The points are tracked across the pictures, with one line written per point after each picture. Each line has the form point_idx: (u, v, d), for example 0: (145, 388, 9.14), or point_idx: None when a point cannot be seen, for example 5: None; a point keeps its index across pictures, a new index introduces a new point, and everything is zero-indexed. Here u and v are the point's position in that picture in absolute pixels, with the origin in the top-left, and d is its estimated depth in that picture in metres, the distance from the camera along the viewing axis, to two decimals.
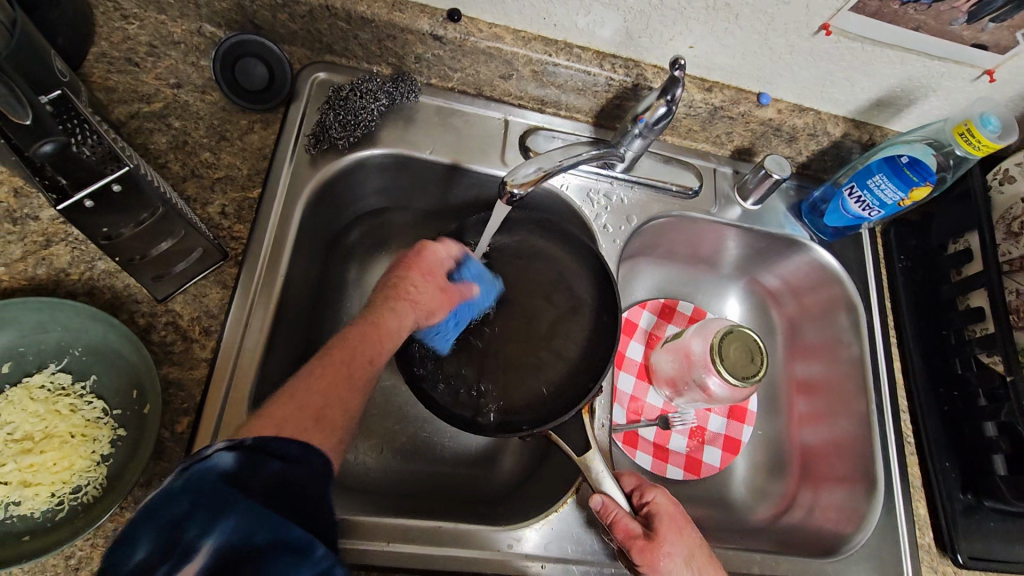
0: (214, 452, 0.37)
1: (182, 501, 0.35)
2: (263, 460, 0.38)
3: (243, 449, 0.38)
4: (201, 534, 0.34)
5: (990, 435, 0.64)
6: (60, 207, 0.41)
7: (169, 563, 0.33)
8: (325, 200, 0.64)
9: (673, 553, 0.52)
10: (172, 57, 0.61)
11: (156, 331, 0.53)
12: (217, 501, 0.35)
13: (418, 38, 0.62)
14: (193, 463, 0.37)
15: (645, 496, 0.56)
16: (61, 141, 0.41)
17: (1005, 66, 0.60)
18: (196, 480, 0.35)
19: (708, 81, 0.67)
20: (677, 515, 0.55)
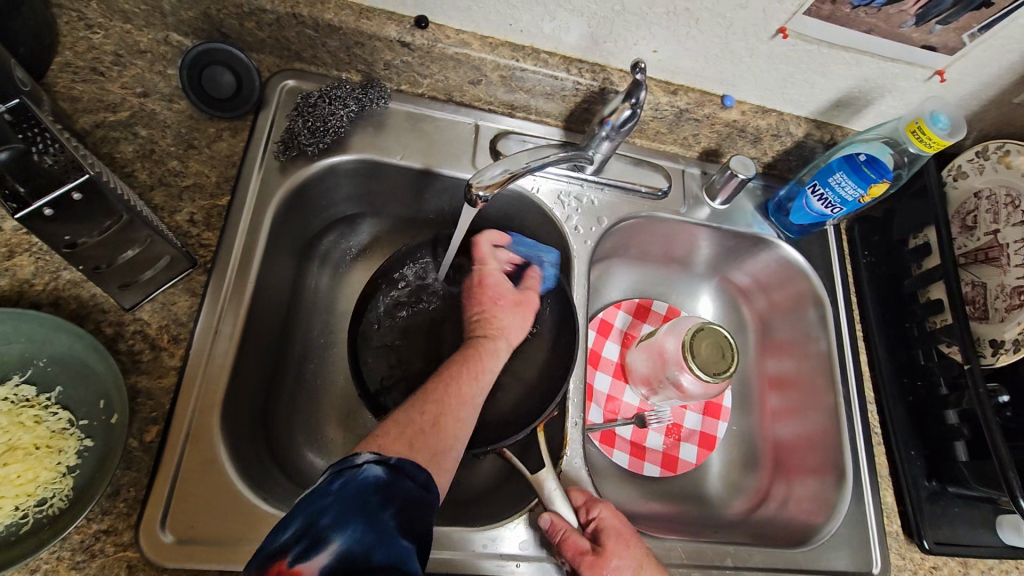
0: (365, 463, 0.41)
1: (330, 494, 0.38)
2: (405, 483, 0.41)
3: (389, 466, 0.41)
4: (334, 528, 0.36)
5: (951, 422, 0.66)
6: (20, 215, 0.41)
7: (301, 545, 0.35)
8: (295, 207, 0.64)
9: (620, 566, 0.52)
10: (138, 66, 0.61)
11: (124, 340, 0.53)
12: (352, 507, 0.37)
13: (386, 44, 0.62)
14: (347, 467, 0.40)
15: (592, 511, 0.56)
16: (18, 149, 0.42)
17: (954, 66, 0.63)
18: (348, 481, 0.39)
19: (673, 85, 0.69)
20: (623, 531, 0.55)
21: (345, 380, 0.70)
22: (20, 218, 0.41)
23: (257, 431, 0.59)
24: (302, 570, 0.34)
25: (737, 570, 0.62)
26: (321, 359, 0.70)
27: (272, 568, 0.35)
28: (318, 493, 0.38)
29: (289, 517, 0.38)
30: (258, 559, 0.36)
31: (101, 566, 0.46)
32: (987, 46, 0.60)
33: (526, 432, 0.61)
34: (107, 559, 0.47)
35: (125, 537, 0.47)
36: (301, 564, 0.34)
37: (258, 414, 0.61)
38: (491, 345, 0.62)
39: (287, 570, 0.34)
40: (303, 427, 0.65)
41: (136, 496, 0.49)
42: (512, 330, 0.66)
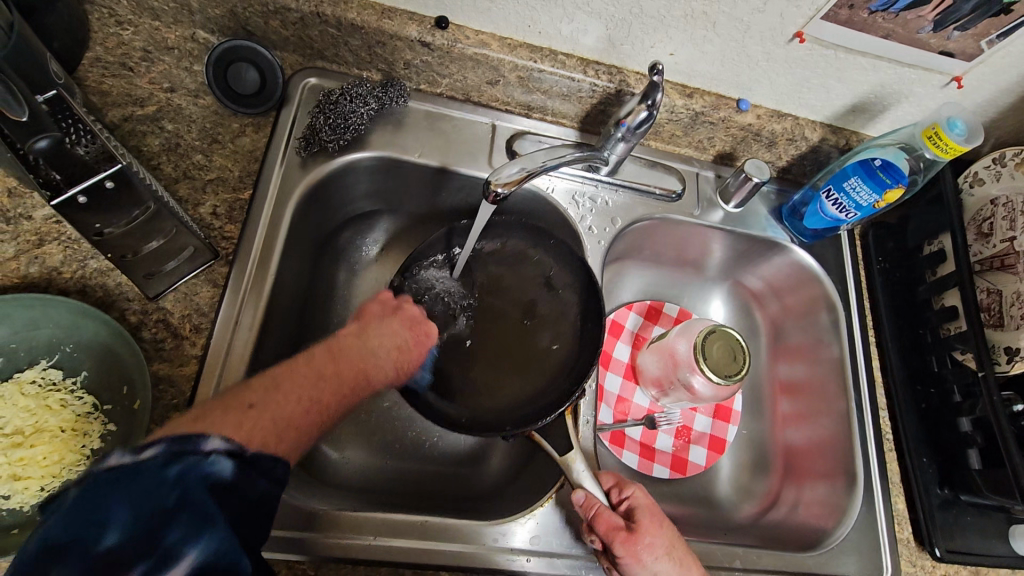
0: (213, 453, 0.37)
1: (169, 493, 0.34)
2: (254, 482, 0.39)
3: (241, 460, 0.38)
4: (184, 543, 0.34)
5: (965, 429, 0.66)
6: (53, 203, 0.42)
7: (149, 562, 0.33)
8: (315, 203, 0.65)
9: (655, 544, 0.52)
10: (166, 62, 0.63)
11: (147, 328, 0.54)
12: (203, 509, 0.35)
13: (407, 44, 0.63)
14: (190, 454, 0.36)
15: (624, 491, 0.57)
16: (56, 137, 0.43)
17: (972, 72, 0.63)
18: (189, 477, 0.35)
19: (690, 88, 0.69)
20: (655, 510, 0.55)
21: None
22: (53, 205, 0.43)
23: None
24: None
25: (745, 572, 0.62)
26: None
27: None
28: (150, 483, 0.34)
29: (110, 508, 0.33)
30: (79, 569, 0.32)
31: None
32: (1005, 53, 0.60)
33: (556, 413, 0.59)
34: None
35: None
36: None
37: None
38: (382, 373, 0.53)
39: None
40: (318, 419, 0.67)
41: None
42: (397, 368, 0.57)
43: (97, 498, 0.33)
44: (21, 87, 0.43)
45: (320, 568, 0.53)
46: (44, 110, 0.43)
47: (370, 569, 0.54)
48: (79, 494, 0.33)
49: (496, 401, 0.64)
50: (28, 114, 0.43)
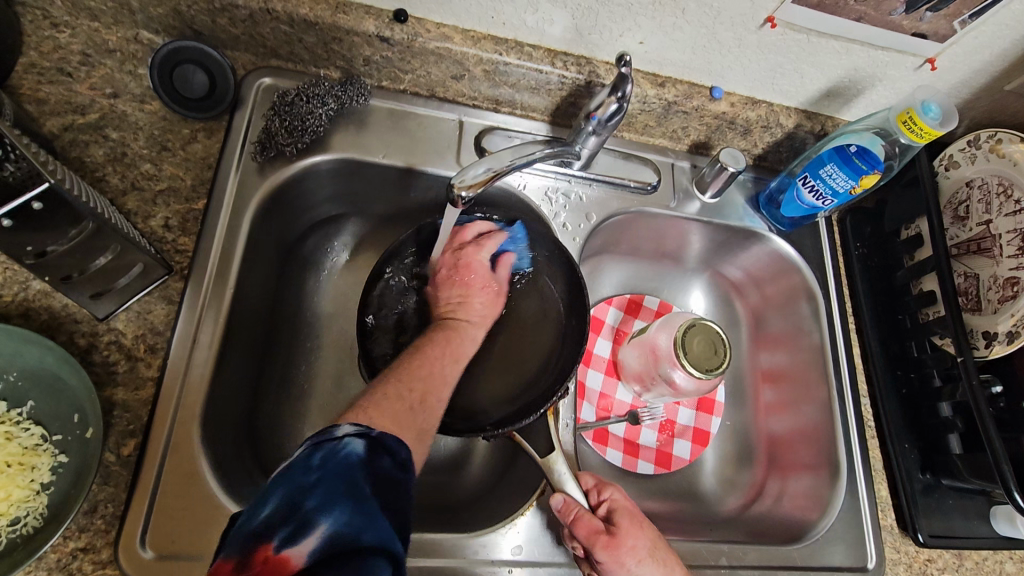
0: (346, 435, 0.38)
1: (311, 473, 0.35)
2: (383, 461, 0.38)
3: (370, 438, 0.38)
4: (319, 511, 0.34)
5: (945, 414, 0.66)
6: None
7: (287, 529, 0.33)
8: (276, 209, 0.63)
9: (637, 546, 0.51)
10: (107, 66, 0.59)
11: (98, 351, 0.51)
12: (339, 486, 0.35)
13: (365, 40, 0.60)
14: (327, 440, 0.37)
15: (602, 493, 0.55)
16: None
17: (945, 54, 0.62)
18: (331, 455, 0.36)
19: (661, 77, 0.67)
20: (636, 511, 0.53)
21: (332, 385, 0.68)
22: None
23: (241, 440, 0.58)
24: (290, 556, 0.32)
25: (732, 569, 0.61)
26: (308, 363, 0.69)
27: (255, 554, 0.32)
28: (298, 465, 0.36)
29: (267, 492, 0.35)
30: (237, 542, 0.33)
31: None
32: (979, 33, 0.59)
33: (536, 415, 0.56)
34: None
35: (104, 555, 0.46)
36: (289, 549, 0.32)
37: (243, 420, 0.59)
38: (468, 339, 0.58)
39: (272, 556, 0.32)
40: (290, 435, 0.64)
41: (114, 513, 0.47)
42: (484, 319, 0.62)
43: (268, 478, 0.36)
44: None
45: None
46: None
47: None
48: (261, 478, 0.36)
49: (475, 400, 0.62)
50: None
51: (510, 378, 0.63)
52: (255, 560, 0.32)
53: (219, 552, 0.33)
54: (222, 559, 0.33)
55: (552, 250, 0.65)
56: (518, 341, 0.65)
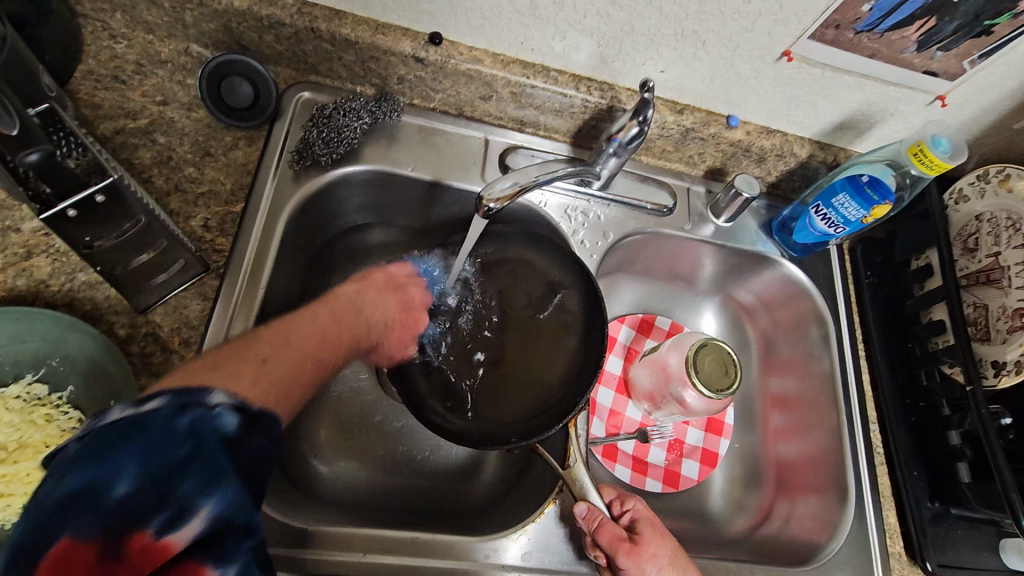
0: (219, 406, 0.37)
1: (180, 445, 0.34)
2: (259, 440, 0.38)
3: (246, 417, 0.38)
4: (198, 495, 0.33)
5: (955, 443, 0.66)
6: (43, 216, 0.43)
7: (164, 513, 0.32)
8: (308, 215, 0.65)
9: (659, 554, 0.53)
10: (159, 75, 0.63)
11: (136, 342, 0.53)
12: (216, 465, 0.34)
13: (400, 59, 0.64)
14: (197, 405, 0.36)
15: (626, 504, 0.57)
16: (47, 150, 0.43)
17: (955, 91, 0.64)
18: (199, 427, 0.35)
19: (680, 104, 0.70)
20: (657, 522, 0.56)
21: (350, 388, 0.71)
22: (43, 219, 0.43)
23: None
24: (170, 542, 0.32)
25: None
26: None
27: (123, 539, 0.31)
28: (159, 432, 0.34)
29: (122, 462, 0.32)
30: (92, 519, 0.31)
31: None
32: (988, 72, 0.62)
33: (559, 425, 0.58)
34: None
35: None
36: (167, 536, 0.32)
37: None
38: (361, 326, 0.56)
39: (148, 543, 0.32)
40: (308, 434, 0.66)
41: None
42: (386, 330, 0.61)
43: (101, 447, 0.32)
44: (14, 100, 0.42)
45: None
46: (37, 123, 0.43)
47: None
48: (84, 447, 0.32)
49: (500, 413, 0.63)
50: (20, 128, 0.42)
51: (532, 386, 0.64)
52: (128, 548, 0.31)
53: (54, 533, 0.30)
54: (72, 539, 0.30)
55: (570, 264, 0.68)
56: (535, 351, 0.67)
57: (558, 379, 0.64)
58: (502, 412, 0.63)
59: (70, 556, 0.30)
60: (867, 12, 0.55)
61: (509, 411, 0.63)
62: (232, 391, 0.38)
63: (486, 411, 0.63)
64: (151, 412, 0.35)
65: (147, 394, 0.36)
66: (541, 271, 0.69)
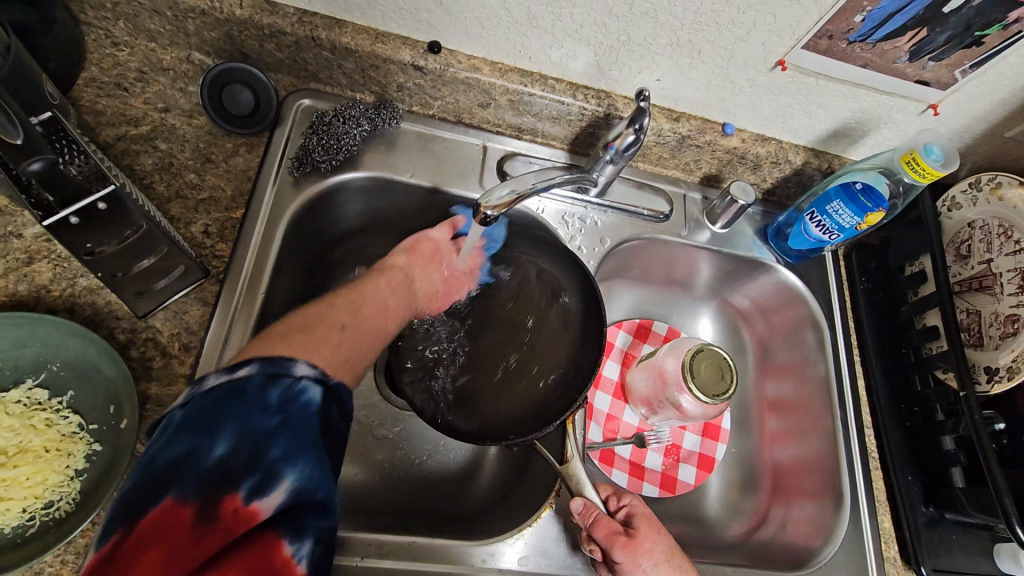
0: (304, 379, 0.41)
1: (272, 415, 0.38)
2: (333, 415, 0.41)
3: (326, 388, 0.42)
4: (283, 461, 0.37)
5: (948, 448, 0.67)
6: (45, 223, 0.43)
7: (255, 477, 0.36)
8: (307, 221, 0.66)
9: (654, 549, 0.54)
10: (161, 83, 0.64)
11: (136, 347, 0.54)
12: (302, 437, 0.38)
13: (399, 67, 0.65)
14: (285, 378, 0.40)
15: (622, 499, 0.58)
16: (50, 160, 0.43)
17: (947, 100, 0.65)
18: (288, 406, 0.39)
19: (676, 112, 0.71)
20: (653, 516, 0.57)
21: None
22: (47, 226, 0.43)
23: None
24: (258, 507, 0.35)
25: None
26: None
27: (221, 501, 0.34)
28: (255, 402, 0.38)
29: (220, 428, 0.36)
30: (193, 481, 0.34)
31: None
32: (979, 82, 0.62)
33: (554, 425, 0.57)
34: None
35: None
36: (256, 500, 0.35)
37: None
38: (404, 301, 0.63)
39: (240, 506, 0.35)
40: None
41: None
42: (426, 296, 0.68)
43: (207, 414, 0.37)
44: (15, 109, 0.42)
45: None
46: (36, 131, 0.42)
47: None
48: (188, 413, 0.37)
49: (503, 410, 0.65)
50: (24, 137, 0.42)
51: (535, 385, 0.65)
52: (222, 510, 0.34)
53: (166, 489, 0.34)
54: (177, 500, 0.33)
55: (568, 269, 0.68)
56: (534, 353, 0.68)
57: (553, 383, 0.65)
58: (504, 410, 0.65)
59: (175, 514, 0.33)
60: (860, 23, 0.56)
61: (510, 409, 0.65)
62: (313, 363, 0.42)
63: (485, 415, 0.64)
64: (245, 379, 0.39)
65: (239, 362, 0.40)
66: (539, 277, 0.70)
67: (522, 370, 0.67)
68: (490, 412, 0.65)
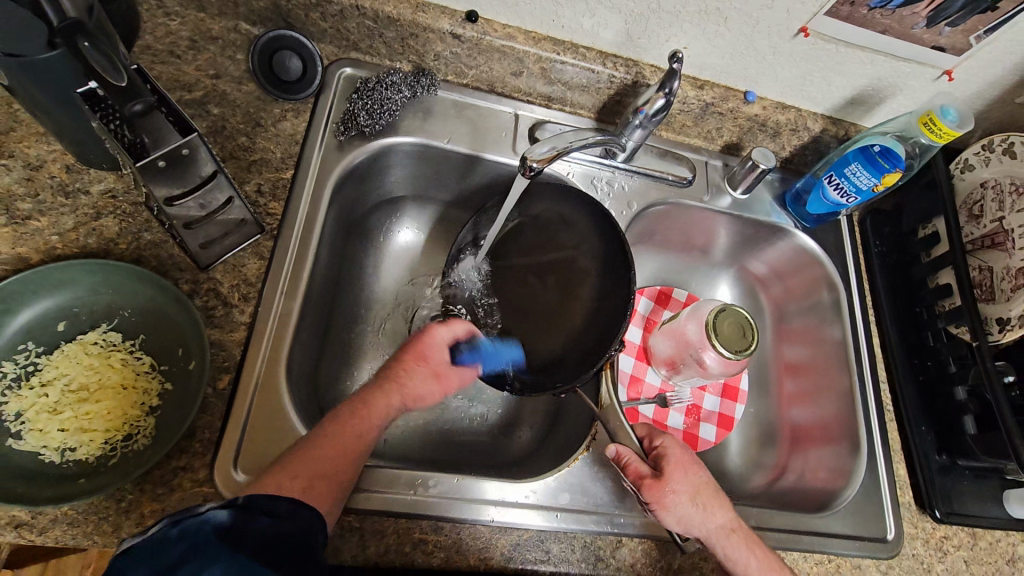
0: (208, 509, 0.41)
1: (175, 547, 0.39)
2: (258, 519, 0.41)
3: (236, 508, 0.41)
4: None
5: (960, 398, 0.71)
6: (139, 163, 0.47)
7: None
8: (351, 183, 0.69)
9: (679, 490, 0.57)
10: (211, 51, 0.66)
11: (199, 296, 0.57)
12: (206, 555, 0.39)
13: (438, 36, 0.68)
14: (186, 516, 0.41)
15: (655, 441, 0.62)
16: (150, 103, 0.49)
17: (962, 66, 0.68)
18: (194, 534, 0.38)
19: (700, 80, 0.74)
20: (684, 458, 0.60)
21: (386, 351, 0.74)
22: (138, 166, 0.47)
23: (311, 392, 0.63)
24: None
25: (759, 530, 0.65)
26: (366, 328, 0.75)
27: None
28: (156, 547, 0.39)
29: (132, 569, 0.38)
30: None
31: (180, 499, 0.50)
32: (992, 47, 0.65)
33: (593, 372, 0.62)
34: (185, 493, 0.51)
35: (200, 474, 0.52)
36: None
37: (310, 378, 0.64)
38: (384, 399, 0.53)
39: None
40: (349, 392, 0.70)
41: (210, 438, 0.53)
42: (419, 394, 0.55)
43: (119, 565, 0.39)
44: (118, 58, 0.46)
45: (364, 520, 0.55)
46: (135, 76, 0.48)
47: (411, 520, 0.56)
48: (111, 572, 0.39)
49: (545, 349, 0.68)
50: (128, 82, 0.47)
51: (571, 323, 0.68)
52: None
53: None
54: None
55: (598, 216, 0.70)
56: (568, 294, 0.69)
57: (585, 327, 0.67)
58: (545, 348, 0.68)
59: None
60: None
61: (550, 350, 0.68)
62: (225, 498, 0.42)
63: (533, 364, 0.68)
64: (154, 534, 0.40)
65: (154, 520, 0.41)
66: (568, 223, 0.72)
67: (559, 308, 0.69)
68: (532, 358, 0.68)
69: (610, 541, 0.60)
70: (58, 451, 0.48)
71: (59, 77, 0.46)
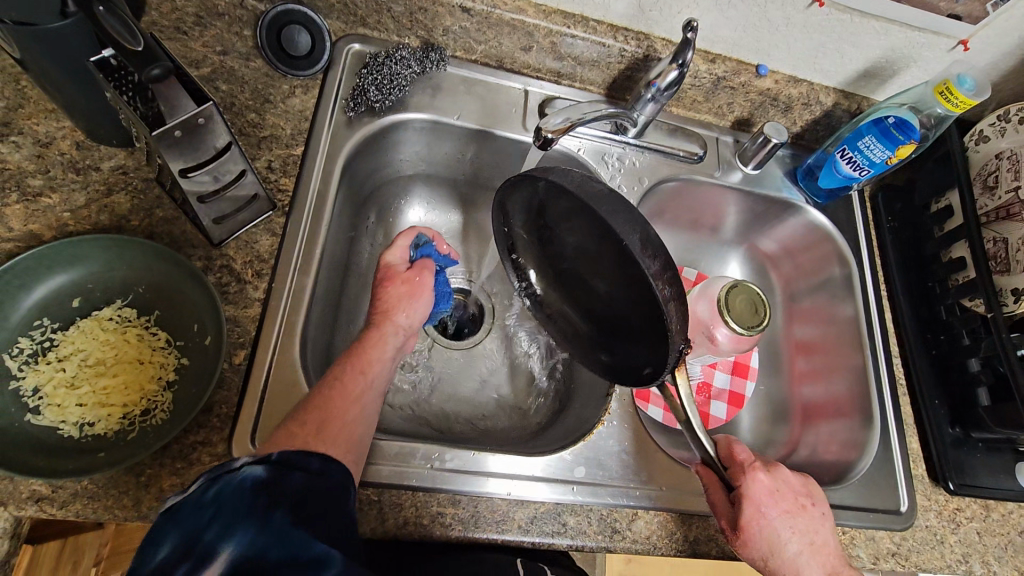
0: (243, 466, 0.40)
1: (203, 514, 0.37)
2: (293, 474, 0.40)
3: (271, 462, 0.41)
4: (221, 540, 0.36)
5: (974, 370, 0.71)
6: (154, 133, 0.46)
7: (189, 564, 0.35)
8: (361, 159, 0.69)
9: (751, 546, 0.54)
10: (217, 27, 0.65)
11: (213, 272, 0.57)
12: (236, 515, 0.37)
13: (447, 10, 0.67)
14: (223, 472, 0.39)
15: (739, 479, 0.56)
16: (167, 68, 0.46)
17: (977, 36, 0.67)
18: (222, 493, 0.38)
19: (712, 53, 0.73)
20: (762, 512, 0.55)
21: None
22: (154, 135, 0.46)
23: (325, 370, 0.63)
24: None
25: None
26: None
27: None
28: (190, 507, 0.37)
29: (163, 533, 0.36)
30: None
31: (198, 472, 0.50)
32: (1009, 15, 0.65)
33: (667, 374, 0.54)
34: (203, 467, 0.51)
35: (219, 448, 0.52)
36: None
37: (323, 355, 0.64)
38: (380, 333, 0.56)
39: None
40: None
41: (228, 413, 0.53)
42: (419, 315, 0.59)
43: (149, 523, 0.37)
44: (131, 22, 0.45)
45: (382, 494, 0.55)
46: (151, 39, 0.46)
47: (428, 494, 0.56)
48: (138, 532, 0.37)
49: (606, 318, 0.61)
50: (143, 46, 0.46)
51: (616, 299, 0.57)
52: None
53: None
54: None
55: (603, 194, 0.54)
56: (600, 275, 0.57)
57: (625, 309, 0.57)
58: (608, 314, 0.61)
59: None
60: None
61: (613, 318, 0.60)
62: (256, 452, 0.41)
63: (610, 330, 0.62)
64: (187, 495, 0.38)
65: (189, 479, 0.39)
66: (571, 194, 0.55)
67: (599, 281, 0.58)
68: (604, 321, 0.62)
69: (626, 513, 0.60)
70: (77, 425, 0.48)
71: (70, 45, 0.46)
